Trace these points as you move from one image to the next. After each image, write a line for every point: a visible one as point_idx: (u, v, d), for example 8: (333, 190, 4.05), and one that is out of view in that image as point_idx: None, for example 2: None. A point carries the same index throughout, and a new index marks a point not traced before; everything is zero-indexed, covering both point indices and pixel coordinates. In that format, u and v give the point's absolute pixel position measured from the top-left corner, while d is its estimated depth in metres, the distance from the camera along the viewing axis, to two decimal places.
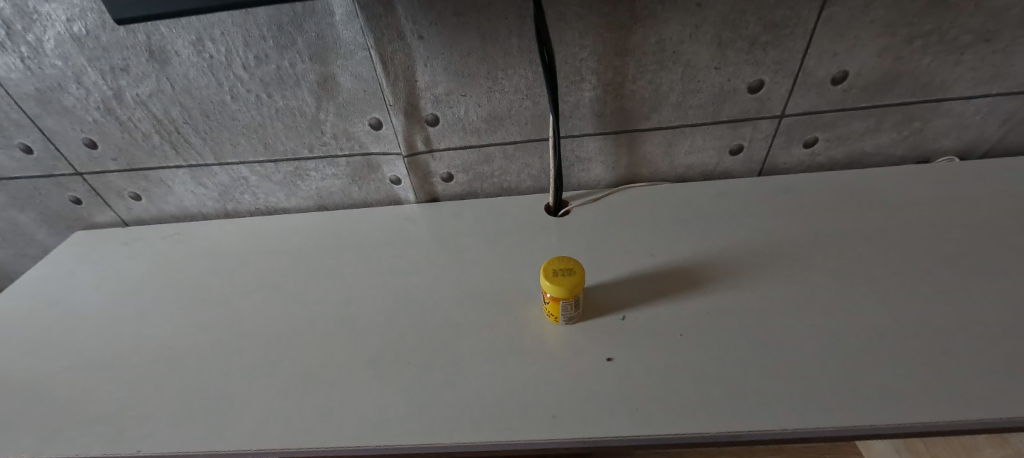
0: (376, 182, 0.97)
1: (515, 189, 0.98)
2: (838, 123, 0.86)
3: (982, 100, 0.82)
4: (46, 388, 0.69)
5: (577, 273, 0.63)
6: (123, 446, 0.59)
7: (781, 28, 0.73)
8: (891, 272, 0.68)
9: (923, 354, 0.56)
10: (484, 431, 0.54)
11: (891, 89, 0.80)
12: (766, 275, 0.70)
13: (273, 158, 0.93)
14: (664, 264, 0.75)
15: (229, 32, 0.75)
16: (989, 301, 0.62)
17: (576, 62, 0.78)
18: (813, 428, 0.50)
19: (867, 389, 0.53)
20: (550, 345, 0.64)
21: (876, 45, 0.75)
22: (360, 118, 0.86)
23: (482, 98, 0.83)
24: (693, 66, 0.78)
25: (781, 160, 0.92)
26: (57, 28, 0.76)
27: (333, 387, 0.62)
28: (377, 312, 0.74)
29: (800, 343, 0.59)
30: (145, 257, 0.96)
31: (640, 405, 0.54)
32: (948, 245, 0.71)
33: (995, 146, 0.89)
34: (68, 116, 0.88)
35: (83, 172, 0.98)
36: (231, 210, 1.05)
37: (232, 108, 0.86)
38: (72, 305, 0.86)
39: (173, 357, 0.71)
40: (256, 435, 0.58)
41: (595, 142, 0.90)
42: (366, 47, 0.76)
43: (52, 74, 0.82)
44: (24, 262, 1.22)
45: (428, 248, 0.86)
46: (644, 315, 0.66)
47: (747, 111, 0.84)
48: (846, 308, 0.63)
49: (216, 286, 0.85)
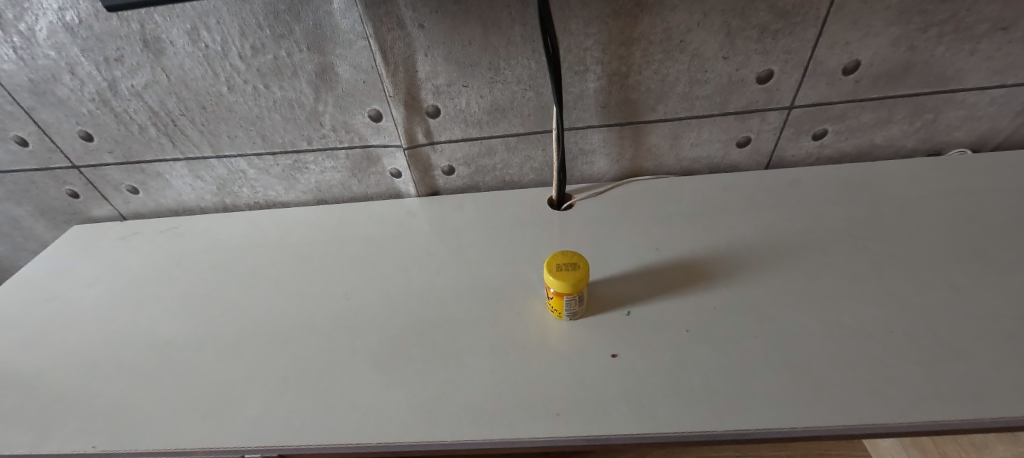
0: (376, 175, 0.96)
1: (516, 183, 0.97)
2: (848, 114, 0.84)
3: (997, 91, 0.80)
4: (42, 384, 0.68)
5: (581, 266, 0.62)
6: (118, 442, 0.58)
7: (792, 16, 0.71)
8: (902, 267, 0.66)
9: (936, 350, 0.55)
10: (487, 429, 0.53)
11: (903, 79, 0.78)
12: (773, 269, 0.69)
13: (272, 150, 0.92)
14: (670, 258, 0.73)
15: (224, 20, 0.74)
16: (1002, 295, 0.60)
17: (581, 51, 0.76)
18: (822, 427, 0.49)
19: (878, 388, 0.52)
20: (553, 340, 0.63)
21: (889, 34, 0.73)
22: (360, 109, 0.84)
23: (484, 89, 0.81)
24: (701, 55, 0.76)
25: (788, 153, 0.90)
26: (48, 17, 0.74)
27: (333, 384, 0.61)
28: (378, 306, 0.73)
29: (807, 339, 0.58)
30: (144, 251, 0.95)
31: (645, 403, 0.53)
32: (959, 239, 0.69)
33: (1009, 139, 0.87)
34: (63, 108, 0.87)
35: (80, 165, 0.97)
36: (230, 204, 1.04)
37: (229, 99, 0.84)
38: (71, 300, 0.85)
39: (171, 353, 0.70)
40: (256, 430, 0.57)
41: (599, 134, 0.88)
42: (366, 36, 0.74)
43: (46, 65, 0.80)
44: (24, 256, 1.21)
45: (430, 242, 0.85)
46: (650, 310, 0.65)
47: (755, 102, 0.82)
48: (854, 302, 0.62)
49: (215, 281, 0.84)
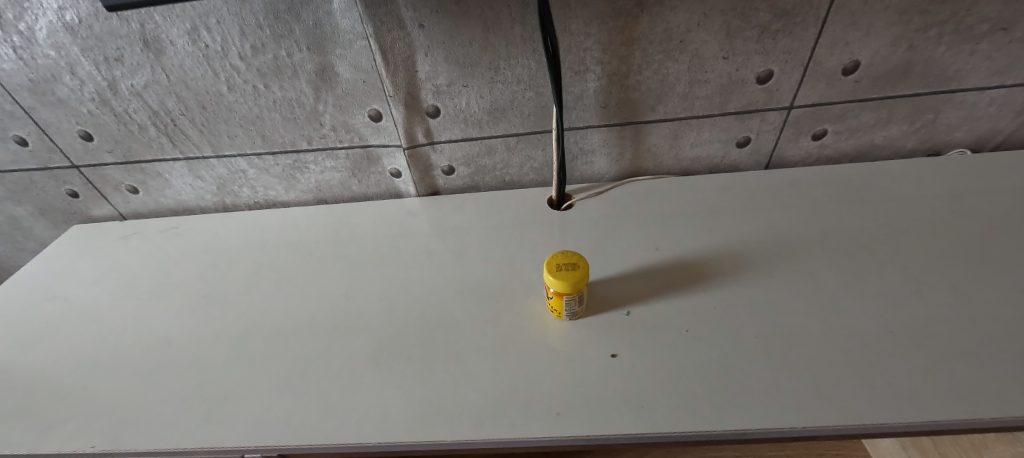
0: (376, 175, 0.96)
1: (516, 183, 0.97)
2: (848, 114, 0.84)
3: (997, 91, 0.80)
4: (42, 384, 0.68)
5: (581, 266, 0.62)
6: (119, 442, 0.58)
7: (792, 16, 0.71)
8: (901, 267, 0.66)
9: (936, 350, 0.55)
10: (487, 428, 0.53)
11: (903, 79, 0.78)
12: (773, 269, 0.69)
13: (272, 150, 0.92)
14: (670, 258, 0.73)
15: (224, 20, 0.74)
16: (1002, 295, 0.60)
17: (581, 51, 0.76)
18: (821, 427, 0.49)
19: (877, 388, 0.52)
20: (553, 340, 0.63)
21: (889, 34, 0.73)
22: (360, 109, 0.84)
23: (484, 89, 0.81)
24: (701, 55, 0.76)
25: (788, 153, 0.90)
26: (48, 17, 0.74)
27: (333, 384, 0.61)
28: (378, 306, 0.73)
29: (807, 339, 0.58)
30: (144, 251, 0.95)
31: (645, 403, 0.53)
32: (958, 240, 0.69)
33: (1008, 139, 0.87)
34: (63, 108, 0.87)
35: (80, 165, 0.97)
36: (230, 204, 1.04)
37: (229, 99, 0.84)
38: (70, 300, 0.85)
39: (171, 352, 0.70)
40: (256, 430, 0.57)
41: (599, 135, 0.88)
42: (366, 36, 0.74)
43: (45, 64, 0.80)
44: (24, 256, 1.21)
45: (430, 242, 0.85)
46: (649, 310, 0.65)
47: (755, 102, 0.82)
48: (854, 302, 0.62)
49: (215, 281, 0.84)
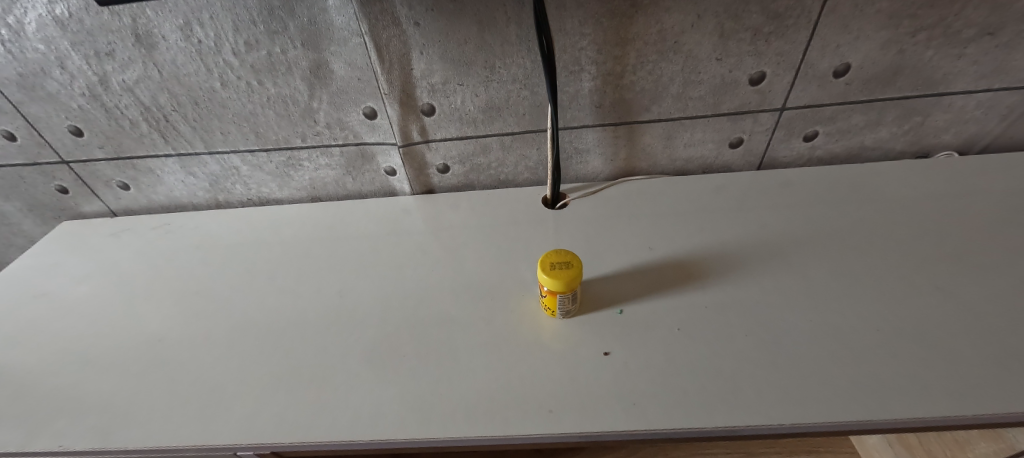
0: (371, 173, 0.96)
1: (511, 182, 0.97)
2: (838, 116, 0.85)
3: (983, 95, 0.81)
4: (30, 383, 0.68)
5: (575, 265, 0.62)
6: (110, 440, 0.58)
7: (785, 19, 0.72)
8: (890, 266, 0.68)
9: (921, 348, 0.56)
10: (479, 426, 0.53)
11: (892, 82, 0.80)
12: (765, 268, 0.70)
13: (266, 147, 0.91)
14: (663, 258, 0.74)
15: (217, 16, 0.73)
16: (987, 296, 0.62)
17: (576, 51, 0.76)
18: (808, 423, 0.50)
19: (864, 385, 0.53)
20: (547, 337, 0.63)
21: (879, 37, 0.74)
22: (355, 107, 0.84)
23: (479, 88, 0.81)
24: (695, 56, 0.76)
25: (780, 154, 0.91)
26: (38, 10, 0.73)
27: (327, 381, 0.61)
28: (373, 303, 0.73)
29: (797, 337, 0.59)
30: (133, 249, 0.94)
31: (637, 400, 0.54)
32: (944, 239, 0.71)
33: (995, 141, 0.89)
34: (53, 102, 0.85)
35: (69, 161, 0.96)
36: (223, 201, 1.03)
37: (222, 95, 0.84)
38: (59, 297, 0.84)
39: (163, 350, 0.70)
40: (250, 427, 0.57)
41: (594, 134, 0.88)
42: (361, 34, 0.74)
43: (35, 58, 0.79)
44: (13, 253, 1.20)
45: (424, 241, 0.85)
46: (643, 308, 0.66)
47: (747, 104, 0.83)
48: (843, 301, 0.63)
49: (206, 279, 0.83)
